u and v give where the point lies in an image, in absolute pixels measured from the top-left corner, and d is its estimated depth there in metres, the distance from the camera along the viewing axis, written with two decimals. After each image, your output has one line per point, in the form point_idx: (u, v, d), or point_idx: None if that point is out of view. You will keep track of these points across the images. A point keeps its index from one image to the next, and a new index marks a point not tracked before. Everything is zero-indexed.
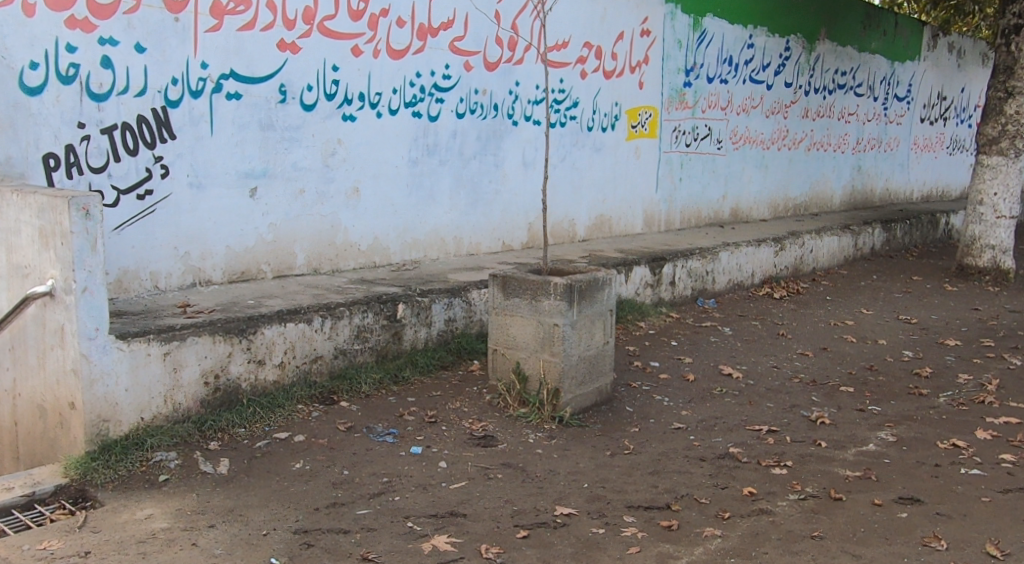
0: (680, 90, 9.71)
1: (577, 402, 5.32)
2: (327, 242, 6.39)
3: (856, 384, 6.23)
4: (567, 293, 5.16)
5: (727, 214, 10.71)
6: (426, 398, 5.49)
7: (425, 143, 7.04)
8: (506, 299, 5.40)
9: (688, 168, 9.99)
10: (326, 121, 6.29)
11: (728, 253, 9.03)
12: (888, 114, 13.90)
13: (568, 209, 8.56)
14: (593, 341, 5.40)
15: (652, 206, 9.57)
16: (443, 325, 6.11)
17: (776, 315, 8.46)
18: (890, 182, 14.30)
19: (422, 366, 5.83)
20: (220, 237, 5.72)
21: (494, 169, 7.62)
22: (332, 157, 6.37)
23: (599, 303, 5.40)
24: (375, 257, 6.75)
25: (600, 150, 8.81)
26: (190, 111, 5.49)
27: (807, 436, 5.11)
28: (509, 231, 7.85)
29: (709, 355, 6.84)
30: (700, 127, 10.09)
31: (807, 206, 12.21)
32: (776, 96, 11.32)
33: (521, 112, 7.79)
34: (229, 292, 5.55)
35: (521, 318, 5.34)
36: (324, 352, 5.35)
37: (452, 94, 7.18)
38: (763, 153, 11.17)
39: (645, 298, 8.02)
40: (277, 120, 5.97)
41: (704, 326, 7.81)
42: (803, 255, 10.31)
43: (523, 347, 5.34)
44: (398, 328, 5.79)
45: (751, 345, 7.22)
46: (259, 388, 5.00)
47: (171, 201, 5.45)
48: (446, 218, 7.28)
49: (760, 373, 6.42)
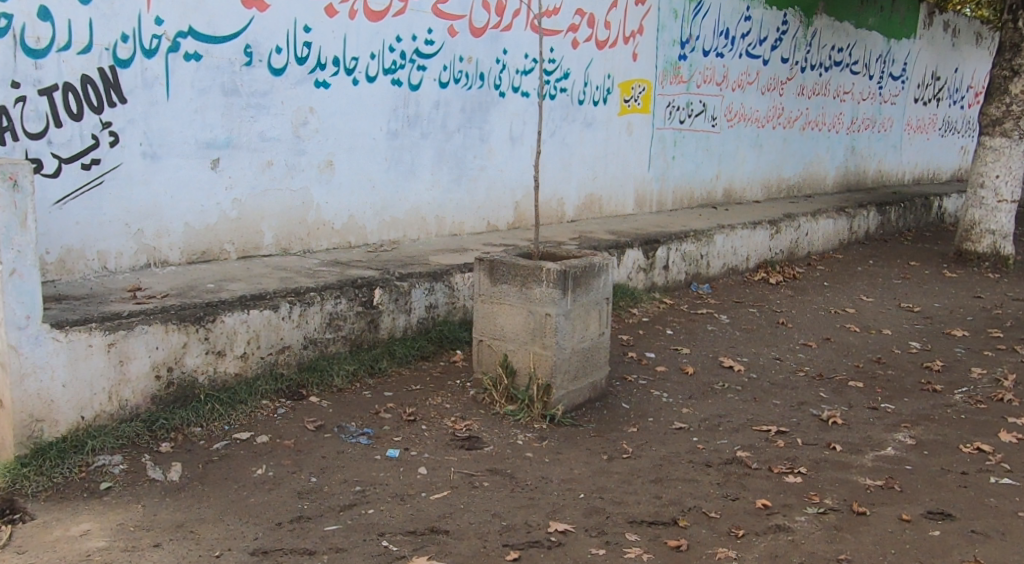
0: (675, 63, 9.22)
1: (570, 399, 4.87)
2: (297, 220, 5.88)
3: (865, 378, 5.80)
4: (560, 280, 4.71)
5: (720, 194, 10.27)
6: (404, 393, 5.02)
7: (405, 114, 6.52)
8: (494, 285, 4.94)
9: (681, 146, 9.52)
10: (296, 88, 5.77)
11: (724, 235, 8.59)
12: (884, 93, 13.48)
13: (557, 188, 8.08)
14: (588, 333, 4.94)
15: (644, 185, 9.11)
16: (424, 312, 5.63)
17: (774, 302, 8.03)
18: (884, 163, 13.90)
19: (400, 357, 5.36)
20: (177, 213, 5.20)
21: (479, 143, 7.12)
22: (303, 127, 5.85)
23: (594, 290, 4.94)
24: (350, 236, 6.25)
25: (591, 126, 8.32)
26: (144, 72, 4.95)
27: (820, 438, 4.66)
28: (494, 211, 7.36)
29: (707, 345, 6.40)
30: (694, 103, 9.61)
31: (800, 187, 11.80)
32: (772, 72, 10.86)
33: (509, 83, 7.28)
34: (188, 275, 5.04)
35: (510, 307, 4.88)
36: (293, 342, 4.86)
37: (434, 61, 6.67)
38: (757, 131, 10.73)
39: (637, 283, 7.57)
40: (242, 85, 5.44)
41: (700, 314, 7.36)
42: (799, 238, 9.90)
43: (512, 338, 4.89)
44: (375, 315, 5.31)
45: (751, 335, 6.78)
46: (218, 382, 4.51)
47: (121, 171, 4.92)
48: (427, 196, 6.78)
49: (762, 366, 5.99)
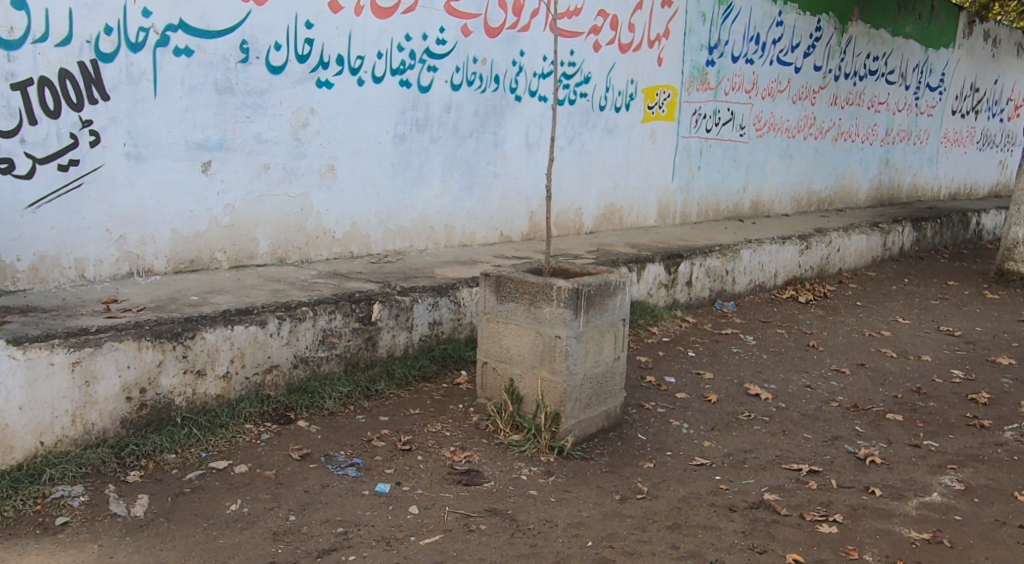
0: (702, 68, 8.80)
1: (581, 429, 4.46)
2: (295, 228, 5.52)
3: (904, 411, 5.35)
4: (572, 298, 4.30)
5: (748, 207, 9.82)
6: (401, 418, 4.64)
7: (414, 117, 6.15)
8: (500, 303, 4.54)
9: (708, 156, 9.09)
10: (296, 87, 5.41)
11: (751, 250, 8.15)
12: (920, 104, 12.97)
13: (575, 197, 7.68)
14: (602, 357, 4.53)
15: (667, 196, 8.69)
16: (427, 329, 5.25)
17: (804, 323, 7.58)
18: (918, 177, 13.38)
19: (399, 378, 4.98)
20: (164, 219, 4.85)
21: (492, 149, 6.74)
22: (304, 129, 5.49)
23: (609, 311, 4.53)
24: (352, 246, 5.88)
25: (612, 133, 7.92)
26: (128, 67, 4.61)
27: (857, 481, 4.23)
28: (508, 221, 6.97)
29: (732, 370, 5.96)
30: (722, 111, 9.18)
31: (831, 201, 11.32)
32: (804, 80, 10.41)
33: (526, 86, 6.90)
34: (172, 285, 4.69)
35: (517, 327, 4.48)
36: (282, 360, 4.49)
37: (446, 62, 6.30)
38: (788, 142, 10.28)
39: (658, 300, 7.16)
40: (237, 83, 5.09)
41: (724, 334, 6.93)
42: (830, 254, 9.43)
43: (518, 361, 4.49)
44: (373, 332, 4.93)
45: (779, 359, 6.34)
46: (197, 404, 4.13)
47: (103, 173, 4.58)
48: (435, 204, 6.40)
49: (792, 395, 5.54)
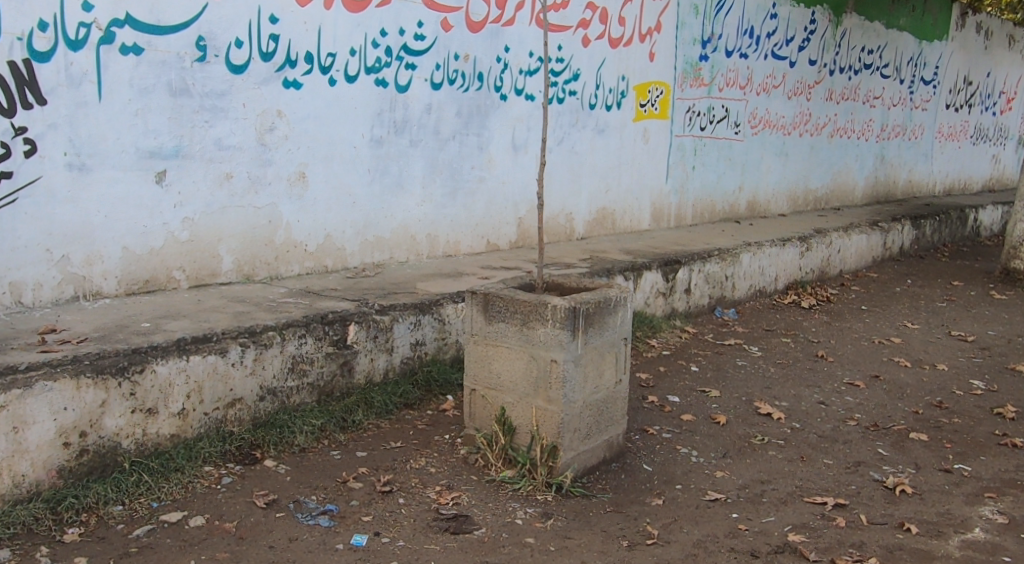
0: (695, 64, 8.37)
1: (580, 462, 4.03)
2: (262, 242, 5.05)
3: (928, 429, 4.92)
4: (570, 317, 3.86)
5: (744, 208, 9.41)
6: (381, 453, 4.19)
7: (391, 119, 5.70)
8: (489, 324, 4.10)
9: (702, 155, 8.67)
10: (261, 88, 4.94)
11: (751, 254, 7.73)
12: (915, 98, 12.59)
13: (565, 202, 7.24)
14: (602, 382, 4.10)
15: (661, 198, 8.26)
16: (408, 351, 4.80)
17: (809, 330, 7.16)
18: (914, 173, 13.01)
19: (378, 407, 4.53)
20: (113, 235, 4.38)
21: (476, 152, 6.29)
22: (270, 134, 5.02)
23: (610, 330, 4.10)
24: (326, 259, 5.42)
25: (603, 132, 7.49)
26: (68, 67, 4.14)
27: (889, 516, 3.80)
28: (494, 228, 6.52)
29: (739, 386, 5.52)
30: (716, 108, 8.76)
31: (828, 200, 10.92)
32: (799, 75, 10.00)
33: (511, 84, 6.45)
34: (123, 309, 4.22)
35: (508, 351, 4.04)
36: (247, 392, 4.03)
37: (426, 58, 5.85)
38: (783, 139, 9.88)
39: (655, 310, 6.72)
40: (194, 84, 4.61)
41: (727, 345, 6.49)
42: (831, 255, 9.02)
43: (510, 389, 4.05)
44: (349, 357, 4.49)
45: (787, 372, 5.92)
46: (148, 446, 3.67)
47: (41, 187, 4.10)
48: (416, 212, 5.94)
49: (806, 413, 5.12)
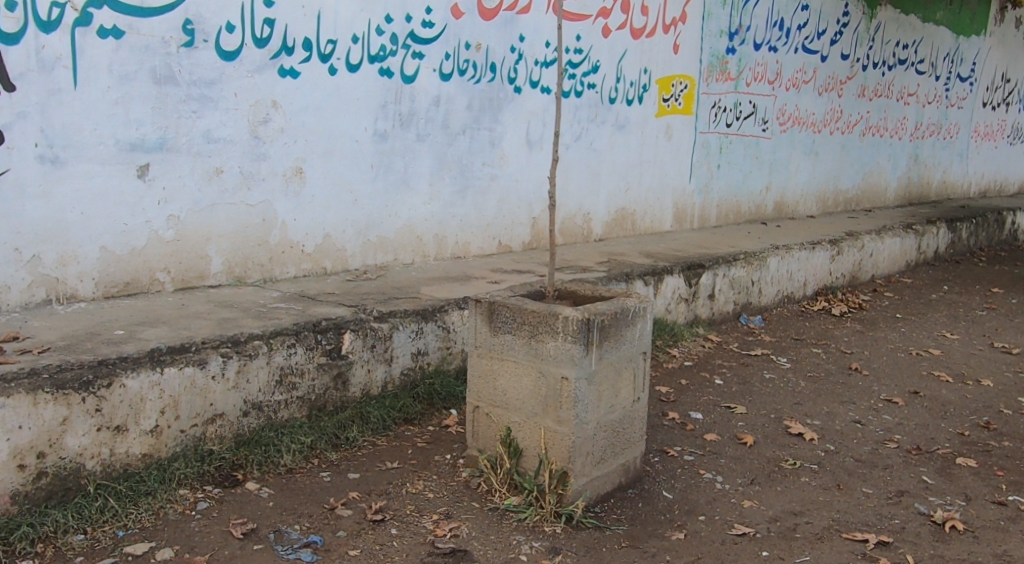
0: (722, 57, 7.96)
1: (593, 489, 3.66)
2: (255, 242, 4.71)
3: (976, 454, 4.52)
4: (583, 330, 3.50)
5: (770, 208, 8.99)
6: (375, 474, 3.84)
7: (397, 111, 5.34)
8: (495, 336, 3.73)
9: (728, 153, 8.26)
10: (254, 76, 4.59)
11: (779, 258, 7.32)
12: (951, 95, 12.09)
13: (583, 201, 6.86)
14: (618, 401, 3.73)
15: (684, 198, 7.86)
16: (409, 361, 4.46)
17: (841, 339, 6.75)
18: (948, 173, 12.51)
19: (375, 423, 4.19)
20: (90, 234, 4.05)
21: (488, 148, 5.93)
22: (264, 126, 4.68)
23: (627, 343, 3.73)
24: (325, 261, 5.08)
25: (624, 128, 7.10)
26: (38, 51, 3.82)
27: (939, 558, 3.42)
28: (507, 229, 6.16)
29: (767, 402, 5.13)
30: (743, 103, 8.34)
31: (859, 201, 10.47)
32: (831, 70, 9.56)
33: (525, 75, 6.09)
34: (98, 314, 3.89)
35: (515, 365, 3.68)
36: (229, 407, 3.69)
37: (434, 47, 5.49)
38: (813, 137, 9.44)
39: (677, 317, 6.34)
40: (180, 71, 4.27)
41: (754, 355, 6.09)
42: (863, 259, 8.58)
43: (516, 407, 3.69)
44: (343, 369, 4.14)
45: (819, 386, 5.52)
46: (116, 468, 3.33)
47: (9, 181, 3.78)
48: (423, 211, 5.59)
49: (840, 433, 4.72)
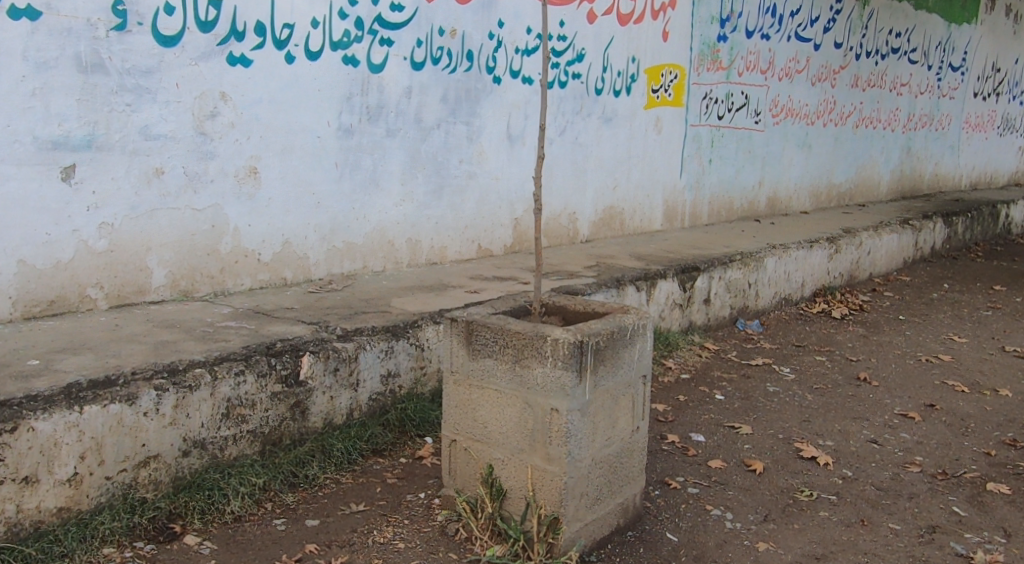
0: (713, 45, 7.50)
1: (587, 536, 3.19)
2: (203, 252, 4.20)
3: (1008, 477, 4.06)
4: (575, 354, 3.02)
5: (763, 205, 8.55)
6: (337, 521, 3.34)
7: (363, 104, 4.84)
8: (473, 360, 3.25)
9: (719, 147, 7.80)
10: (199, 64, 4.07)
11: (776, 258, 6.87)
12: (943, 85, 11.69)
13: (568, 200, 6.37)
14: (615, 433, 3.26)
15: (674, 195, 7.39)
16: (377, 385, 3.96)
17: (845, 344, 6.28)
18: (941, 166, 12.11)
19: (338, 457, 3.69)
20: (5, 246, 3.54)
21: (465, 143, 5.43)
22: (212, 121, 4.16)
23: (625, 368, 3.25)
24: (284, 271, 4.57)
25: (611, 122, 6.62)
26: None
27: None
28: (486, 232, 5.66)
29: (774, 421, 4.65)
30: (735, 94, 7.88)
31: (852, 195, 10.05)
32: (824, 59, 9.12)
33: (505, 65, 5.59)
34: (13, 338, 3.38)
35: (497, 395, 3.20)
36: (167, 447, 3.18)
37: (404, 33, 4.98)
38: (806, 129, 9.00)
39: (671, 324, 5.86)
40: (110, 58, 3.76)
41: (755, 366, 5.61)
42: (861, 257, 8.14)
43: (499, 442, 3.21)
44: (301, 397, 3.64)
45: (827, 399, 5.05)
46: (25, 527, 2.85)
47: None
48: (393, 213, 5.08)
49: (857, 454, 4.26)
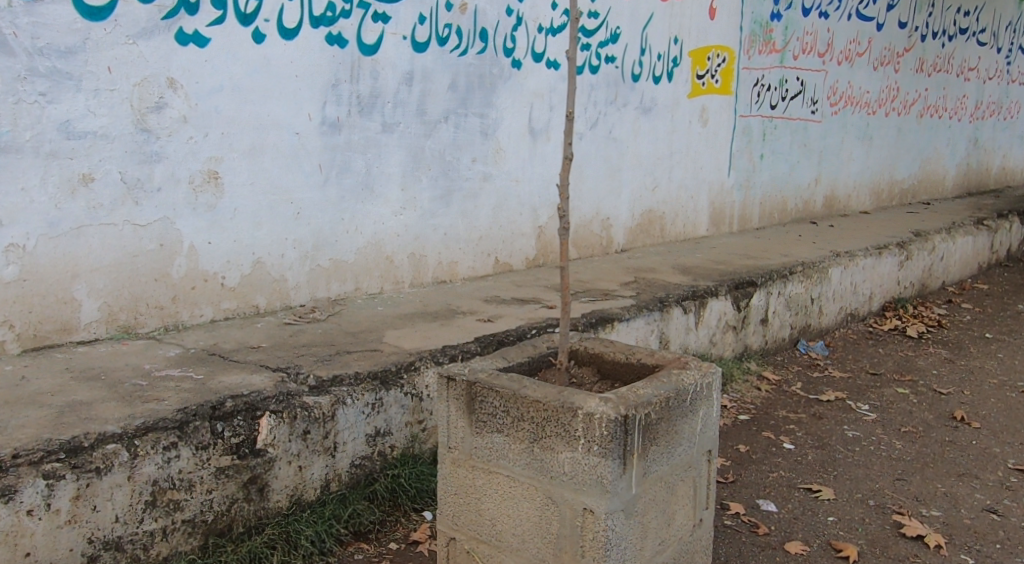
0: (766, 23, 6.57)
1: None
2: (149, 277, 3.38)
3: None
4: (617, 435, 2.17)
5: (820, 205, 7.61)
6: None
7: (353, 93, 3.99)
8: (478, 436, 2.39)
9: (773, 140, 6.87)
10: (138, 43, 3.26)
11: (841, 268, 5.94)
12: (1012, 70, 10.61)
13: (601, 203, 5.49)
14: (670, 534, 2.40)
15: (722, 195, 6.49)
16: (361, 448, 3.12)
17: (929, 371, 5.33)
18: (1009, 158, 11.03)
19: (307, 548, 2.86)
20: None
21: (479, 139, 4.57)
22: (157, 115, 3.34)
23: (684, 445, 2.39)
24: (256, 297, 3.74)
25: (650, 113, 5.73)
26: None
27: None
28: (505, 243, 4.81)
29: (860, 480, 3.74)
30: (790, 80, 6.95)
31: (915, 192, 9.06)
32: (887, 40, 8.15)
33: (526, 45, 4.73)
34: None
35: (510, 483, 2.34)
36: (64, 554, 2.39)
37: (403, 8, 4.14)
38: (867, 119, 8.04)
39: (723, 350, 4.97)
40: (16, 34, 2.97)
41: (825, 402, 4.70)
42: (934, 264, 7.17)
43: (513, 549, 2.36)
44: (259, 471, 2.81)
45: (921, 448, 4.12)
46: None
47: None
48: (392, 225, 4.24)
49: (974, 530, 3.34)
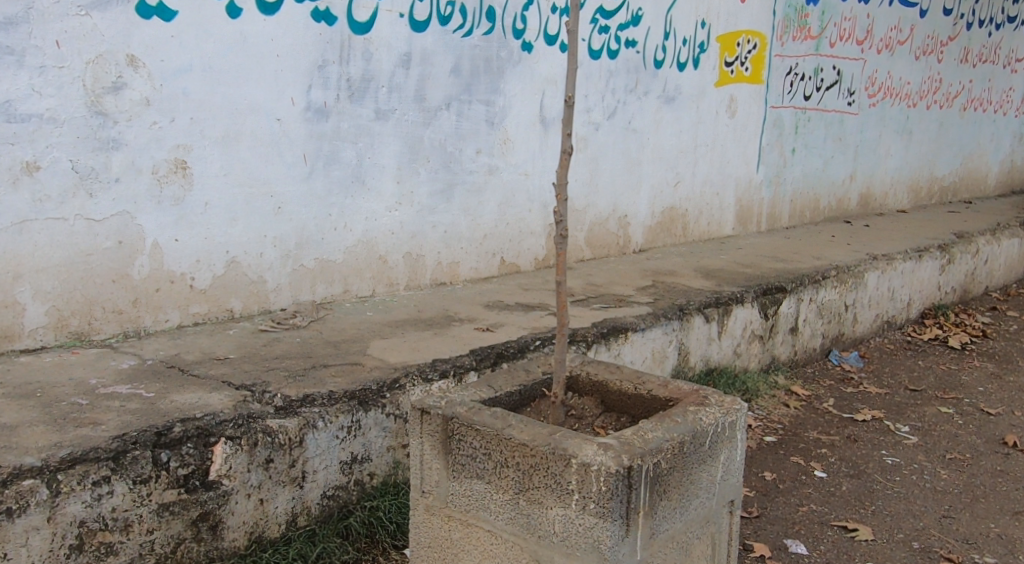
0: (801, 8, 6.12)
1: None
2: (105, 278, 3.03)
3: None
4: (619, 491, 1.80)
5: (855, 203, 7.15)
6: None
7: (343, 75, 3.61)
8: (454, 481, 2.03)
9: (805, 134, 6.43)
10: (92, 15, 2.90)
11: (879, 273, 5.49)
12: None
13: (618, 200, 5.08)
14: None
15: (750, 192, 6.05)
16: (335, 476, 2.74)
17: (973, 387, 4.89)
18: None
19: None
20: None
21: (485, 128, 4.18)
22: (115, 96, 2.98)
23: (699, 498, 2.01)
24: (230, 301, 3.38)
25: (673, 102, 5.31)
26: None
27: None
28: (512, 242, 4.41)
29: (902, 517, 3.33)
30: (826, 69, 6.50)
31: (956, 190, 8.56)
32: (930, 28, 7.66)
33: (538, 26, 4.33)
34: None
35: (491, 539, 1.98)
36: None
37: None
38: (907, 112, 7.56)
39: (749, 362, 4.55)
40: None
41: (861, 423, 4.27)
42: (977, 268, 6.70)
43: None
44: (211, 507, 2.44)
45: (969, 479, 3.69)
46: None
47: None
48: (385, 222, 3.86)
49: None
